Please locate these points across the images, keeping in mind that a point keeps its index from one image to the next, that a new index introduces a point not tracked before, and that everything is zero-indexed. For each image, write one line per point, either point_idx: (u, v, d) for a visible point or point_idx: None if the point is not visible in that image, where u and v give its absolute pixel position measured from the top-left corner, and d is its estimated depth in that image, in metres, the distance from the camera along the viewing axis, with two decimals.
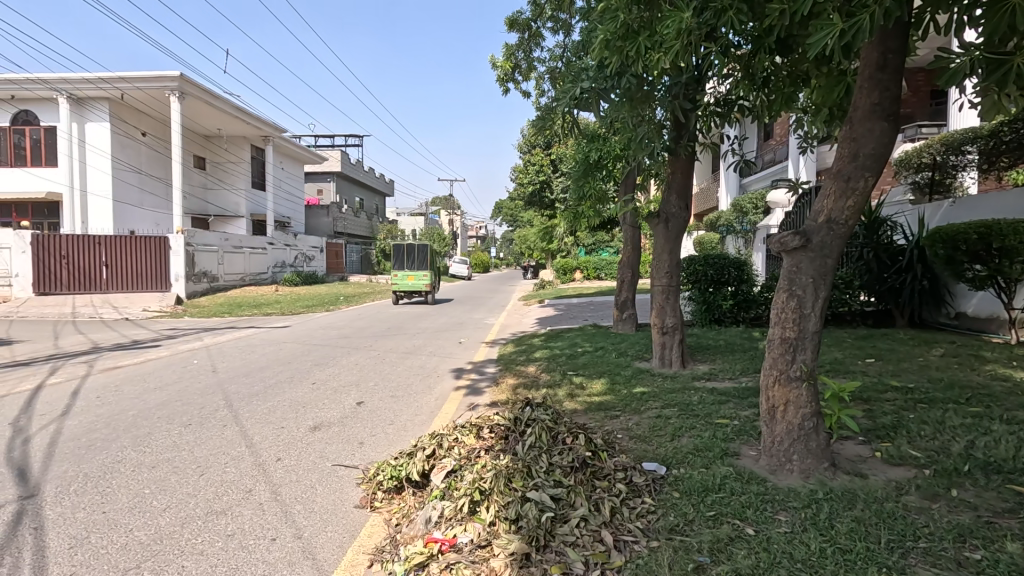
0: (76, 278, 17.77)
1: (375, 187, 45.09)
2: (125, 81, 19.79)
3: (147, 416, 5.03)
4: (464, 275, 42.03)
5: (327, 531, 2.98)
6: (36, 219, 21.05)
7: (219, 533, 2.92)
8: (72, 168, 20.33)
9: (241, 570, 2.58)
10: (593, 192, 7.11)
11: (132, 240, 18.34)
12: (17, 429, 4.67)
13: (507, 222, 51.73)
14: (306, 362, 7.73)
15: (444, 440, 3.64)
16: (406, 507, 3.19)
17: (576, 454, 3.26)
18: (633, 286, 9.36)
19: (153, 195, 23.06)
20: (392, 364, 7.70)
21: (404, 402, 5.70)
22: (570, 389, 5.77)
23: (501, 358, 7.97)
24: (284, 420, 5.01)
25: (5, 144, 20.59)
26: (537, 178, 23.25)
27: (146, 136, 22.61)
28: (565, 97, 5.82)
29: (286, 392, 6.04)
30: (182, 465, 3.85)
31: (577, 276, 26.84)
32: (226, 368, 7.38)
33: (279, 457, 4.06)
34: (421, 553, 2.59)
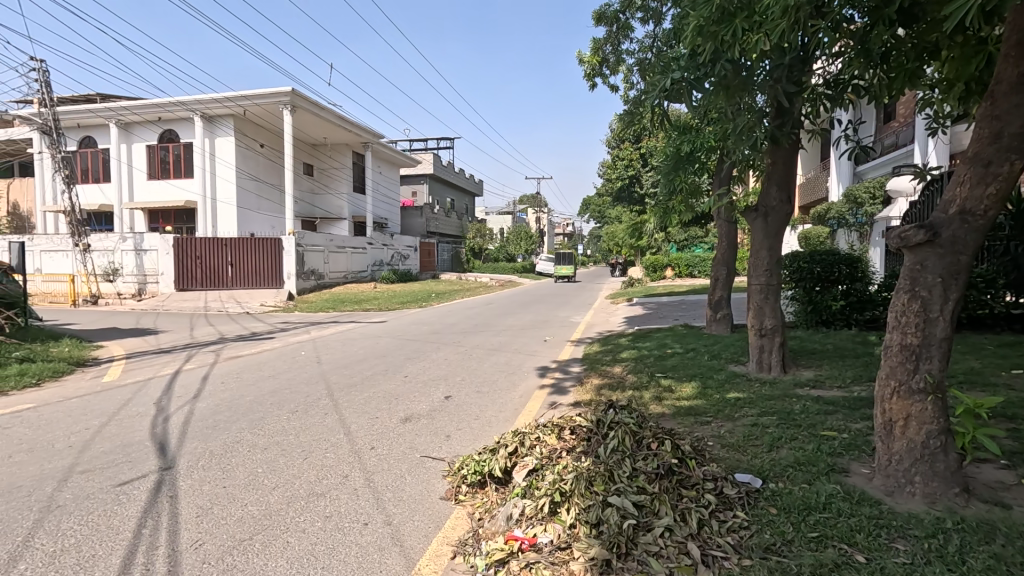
0: (208, 276, 20.08)
1: (466, 187, 46.46)
2: (247, 99, 22.02)
3: (261, 402, 5.57)
4: (551, 273, 42.28)
5: (413, 520, 3.11)
6: (177, 225, 24.09)
7: (319, 514, 3.16)
8: (205, 179, 23.00)
9: (337, 550, 2.77)
10: (685, 185, 6.63)
11: (253, 242, 20.46)
12: (159, 408, 5.36)
13: (595, 219, 51.11)
14: (399, 356, 8.14)
15: (525, 438, 3.66)
16: (488, 502, 3.25)
17: (661, 460, 3.13)
18: (728, 285, 8.84)
19: (269, 201, 25.43)
20: (479, 361, 7.86)
21: (489, 398, 5.81)
22: (656, 392, 5.54)
23: (587, 358, 7.85)
24: (378, 410, 5.31)
25: (154, 159, 23.73)
26: (626, 173, 22.63)
27: (263, 147, 24.98)
28: (652, 90, 5.63)
29: (380, 383, 6.41)
30: (289, 449, 4.22)
31: (668, 273, 25.81)
32: (329, 359, 7.98)
33: (372, 445, 4.31)
34: (502, 549, 2.64)
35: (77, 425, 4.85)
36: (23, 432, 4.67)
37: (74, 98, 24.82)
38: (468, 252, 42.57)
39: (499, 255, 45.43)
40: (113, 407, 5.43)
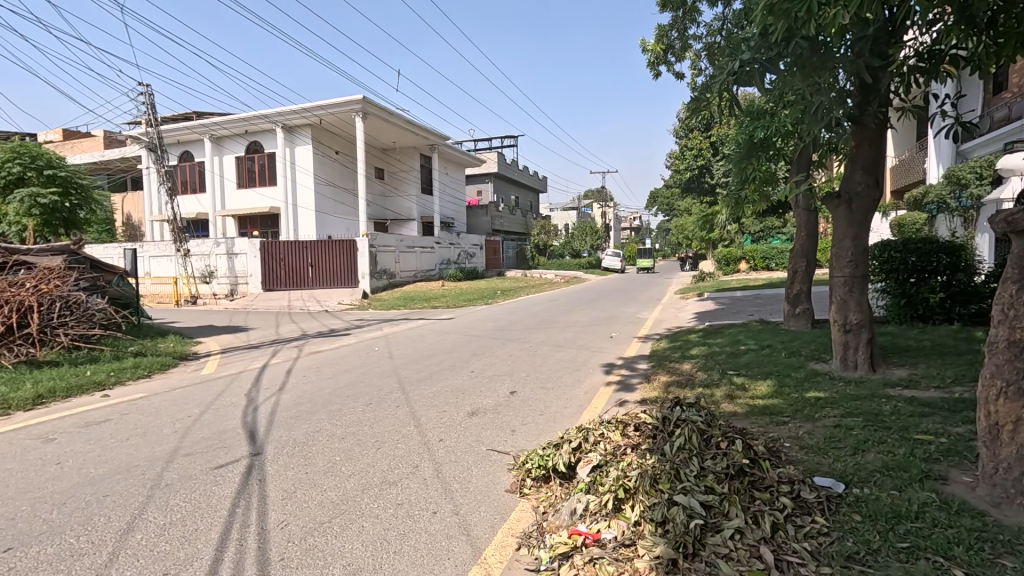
0: (291, 277, 21.47)
1: (530, 184, 46.53)
2: (322, 109, 23.32)
3: (339, 395, 5.91)
4: (617, 268, 41.53)
5: (479, 511, 3.19)
6: (263, 230, 25.95)
7: (391, 501, 3.32)
8: (287, 187, 24.60)
9: (408, 536, 2.90)
10: (759, 173, 6.37)
11: (330, 244, 21.68)
12: (250, 399, 5.83)
13: (664, 212, 49.52)
14: (466, 352, 8.33)
15: (589, 434, 3.66)
16: (553, 496, 3.27)
17: (731, 460, 3.02)
18: (808, 278, 8.33)
19: (344, 205, 26.77)
20: (544, 357, 7.89)
21: (554, 394, 5.82)
22: (729, 390, 5.32)
23: (654, 355, 7.66)
24: (446, 404, 5.47)
25: (242, 169, 25.67)
26: (695, 163, 21.70)
27: (338, 154, 26.34)
28: (721, 74, 5.40)
29: (447, 378, 6.59)
30: (363, 439, 4.45)
31: (742, 267, 24.62)
32: (400, 355, 8.32)
33: (441, 438, 4.46)
34: (565, 543, 2.66)
35: (182, 412, 5.39)
36: (137, 418, 5.23)
37: (174, 117, 27.34)
38: (533, 249, 42.71)
39: (563, 251, 45.23)
40: (210, 398, 5.96)
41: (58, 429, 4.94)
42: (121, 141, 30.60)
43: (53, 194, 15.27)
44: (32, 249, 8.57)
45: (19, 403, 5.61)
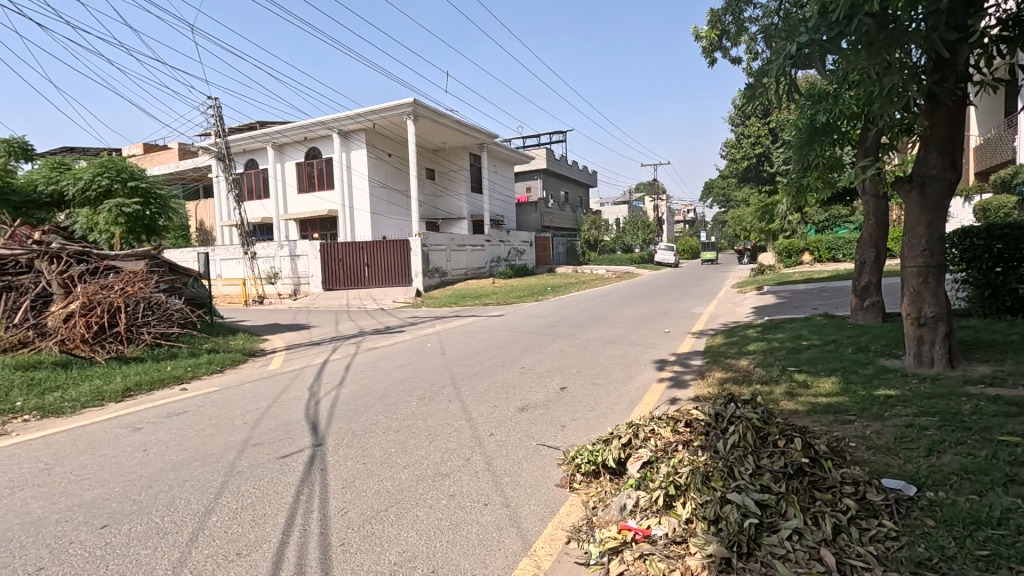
0: (348, 276, 22.32)
1: (580, 179, 46.11)
2: (375, 113, 24.10)
3: (394, 389, 6.12)
4: (671, 263, 40.49)
5: (530, 504, 3.23)
6: (322, 232, 27.12)
7: (444, 492, 3.42)
8: (343, 190, 25.57)
9: (459, 526, 2.98)
10: (823, 159, 6.03)
11: (385, 244, 22.35)
12: (311, 393, 6.14)
13: (720, 203, 47.80)
14: (516, 348, 8.39)
15: (640, 430, 3.64)
16: (602, 491, 3.26)
17: (789, 459, 2.91)
18: (878, 269, 7.84)
19: (397, 206, 27.52)
20: (595, 353, 7.83)
21: (605, 390, 5.78)
22: (789, 387, 5.10)
23: (709, 351, 7.44)
24: (497, 399, 5.55)
25: (302, 175, 26.89)
26: (752, 151, 20.02)
27: (390, 157, 27.09)
28: (777, 57, 5.14)
29: (498, 374, 6.68)
30: (418, 432, 4.60)
31: (805, 259, 23.44)
32: (452, 351, 8.49)
33: (492, 432, 4.53)
34: (615, 538, 2.66)
35: (251, 404, 5.76)
36: (212, 410, 5.63)
37: (240, 127, 28.98)
38: (584, 245, 42.36)
39: (615, 246, 44.61)
40: (276, 391, 6.32)
41: (144, 419, 5.39)
42: (194, 152, 32.78)
43: (136, 203, 16.61)
44: (119, 255, 9.36)
45: (110, 396, 6.17)
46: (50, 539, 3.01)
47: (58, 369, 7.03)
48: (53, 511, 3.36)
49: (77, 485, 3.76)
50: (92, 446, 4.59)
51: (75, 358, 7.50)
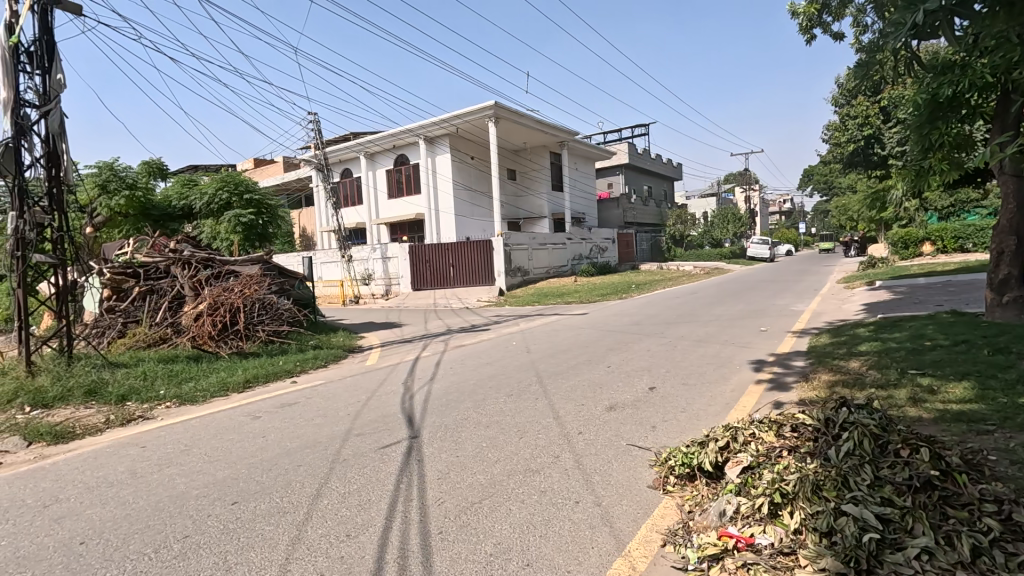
0: (435, 277, 23.16)
1: (664, 173, 44.51)
2: (458, 118, 24.85)
3: (482, 386, 6.29)
4: (765, 257, 37.96)
5: (622, 505, 3.19)
6: (410, 235, 28.40)
7: (535, 488, 3.46)
8: (429, 194, 26.59)
9: (552, 522, 3.01)
10: (949, 138, 5.48)
11: (470, 244, 22.92)
12: (406, 387, 6.47)
13: (822, 191, 43.99)
14: (601, 347, 8.28)
15: (739, 433, 3.48)
16: (699, 495, 3.14)
17: (915, 471, 2.64)
18: (1020, 260, 6.86)
19: (480, 207, 28.16)
20: (685, 352, 7.54)
21: (697, 390, 5.56)
22: (911, 392, 4.60)
23: (814, 351, 6.91)
24: (585, 397, 5.52)
25: (391, 181, 28.31)
26: (861, 133, 17.23)
27: (473, 159, 27.77)
28: (896, 28, 4.54)
29: (585, 373, 6.64)
30: (506, 428, 4.69)
31: (925, 250, 21.07)
32: (537, 349, 8.56)
33: (580, 430, 4.52)
34: (715, 545, 2.56)
35: (353, 397, 6.18)
36: (319, 401, 6.12)
37: (335, 140, 31.07)
38: (669, 240, 40.86)
39: (703, 241, 42.63)
40: (374, 385, 6.74)
41: (262, 408, 5.96)
42: (296, 164, 35.61)
43: (252, 213, 18.45)
44: (237, 260, 10.43)
45: (233, 386, 6.89)
46: (193, 511, 3.42)
47: (191, 362, 7.95)
48: (194, 487, 3.82)
49: (211, 465, 4.24)
50: (220, 431, 5.16)
51: (204, 352, 8.41)
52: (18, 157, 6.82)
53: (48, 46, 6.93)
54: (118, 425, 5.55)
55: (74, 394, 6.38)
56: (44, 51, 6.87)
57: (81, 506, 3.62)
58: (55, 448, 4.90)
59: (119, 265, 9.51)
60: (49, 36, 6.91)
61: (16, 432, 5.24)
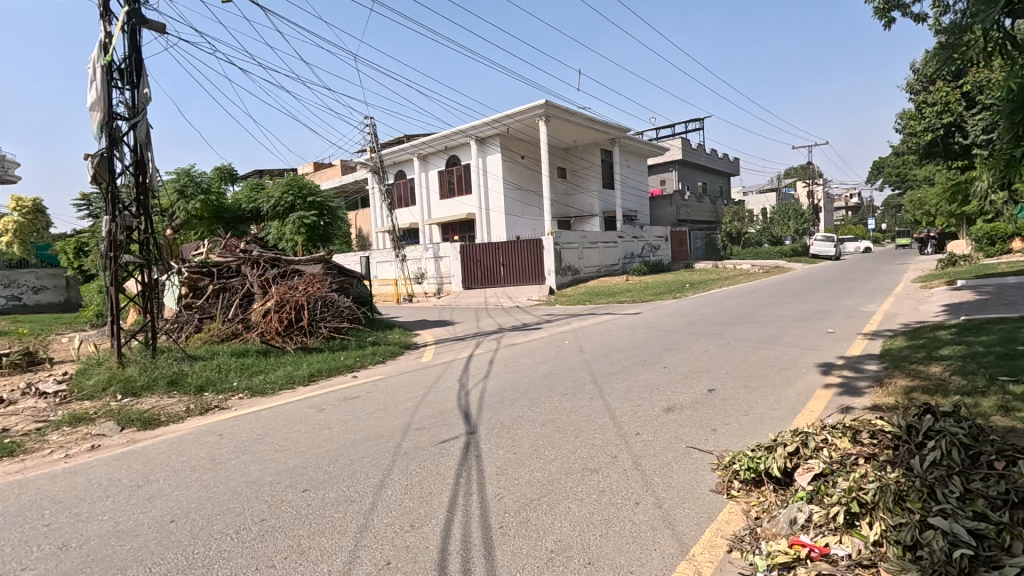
0: (485, 276, 23.42)
1: (720, 168, 43.04)
2: (509, 118, 24.99)
3: (536, 384, 6.31)
4: (830, 254, 36.01)
5: (685, 508, 3.12)
6: (462, 234, 28.83)
7: (594, 488, 3.45)
8: (480, 194, 26.90)
9: (613, 523, 2.98)
10: None
11: (520, 244, 23.02)
12: (461, 384, 6.60)
13: (895, 184, 41.21)
14: (656, 347, 8.12)
15: (810, 439, 3.34)
16: (767, 502, 3.04)
17: (1013, 485, 2.44)
18: None
19: (531, 206, 28.22)
20: (745, 354, 7.28)
21: (760, 394, 5.36)
22: (1002, 400, 4.26)
23: (888, 354, 6.51)
24: (641, 398, 5.44)
25: (443, 181, 28.82)
26: None
27: (523, 158, 27.86)
28: (987, 8, 4.21)
29: (640, 373, 6.54)
30: (562, 427, 4.69)
31: (1015, 247, 19.48)
32: (590, 349, 8.48)
33: (638, 431, 4.46)
34: (786, 553, 2.47)
35: (411, 392, 6.36)
36: (379, 396, 6.34)
37: (390, 143, 31.96)
38: (725, 238, 39.48)
39: (761, 238, 40.90)
40: (430, 381, 6.90)
41: (326, 401, 6.23)
42: (353, 167, 36.87)
43: (314, 215, 19.38)
44: (301, 260, 10.93)
45: (300, 379, 7.26)
46: (268, 496, 3.63)
47: (260, 356, 8.42)
48: (269, 474, 4.06)
49: (282, 454, 4.48)
50: (289, 422, 5.43)
51: (272, 347, 8.89)
52: (111, 166, 7.44)
53: (137, 62, 7.52)
54: (197, 413, 5.96)
55: (158, 383, 6.91)
56: (134, 67, 7.48)
57: (169, 487, 3.91)
58: (144, 434, 5.32)
59: (195, 266, 10.14)
60: (138, 54, 7.49)
61: (111, 418, 5.72)
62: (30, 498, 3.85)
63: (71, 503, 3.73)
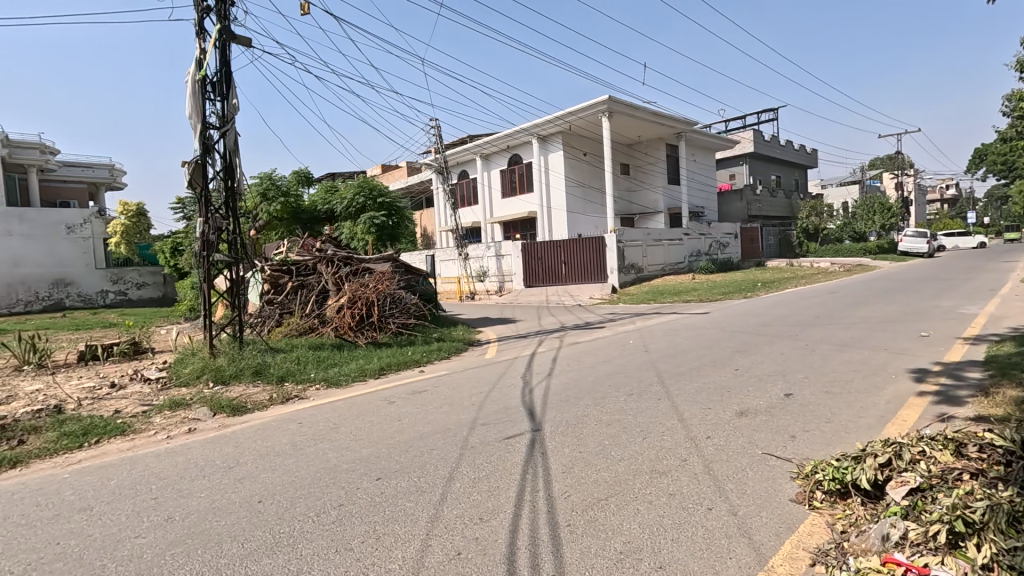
0: (547, 274, 23.43)
1: (796, 160, 40.63)
2: (572, 115, 24.81)
3: (600, 383, 6.24)
4: (922, 251, 33.09)
5: (762, 516, 2.98)
6: (523, 232, 28.97)
7: (663, 491, 3.37)
8: (542, 191, 26.89)
9: (684, 527, 2.90)
10: None
11: (582, 242, 22.86)
12: (525, 382, 6.63)
13: (1000, 173, 37.19)
14: (727, 349, 7.79)
15: (903, 450, 3.11)
16: (855, 515, 2.86)
17: None
18: None
19: (593, 203, 27.89)
20: (826, 357, 6.84)
21: (844, 400, 5.02)
22: None
23: (993, 361, 5.91)
24: (712, 401, 5.24)
25: (504, 180, 29.06)
26: None
27: (586, 155, 27.56)
28: None
29: (710, 375, 6.31)
30: (629, 427, 4.61)
31: None
32: (655, 349, 8.27)
33: (709, 435, 4.31)
34: (877, 571, 2.31)
35: (476, 388, 6.48)
36: (445, 390, 6.50)
37: (453, 143, 32.60)
38: (801, 234, 37.18)
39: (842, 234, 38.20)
40: (494, 378, 6.99)
41: (396, 394, 6.47)
42: (419, 167, 37.88)
43: (383, 215, 20.13)
44: (371, 258, 11.40)
45: (370, 373, 7.57)
46: (344, 483, 3.83)
47: (335, 350, 8.87)
48: (345, 461, 4.27)
49: (356, 443, 4.71)
50: (362, 413, 5.69)
51: (345, 341, 9.35)
52: (204, 171, 8.08)
53: (227, 75, 8.12)
54: (278, 402, 6.36)
55: (245, 373, 7.44)
56: (224, 79, 8.07)
57: (257, 470, 4.21)
58: (233, 420, 5.76)
59: (276, 265, 10.78)
60: (227, 68, 8.08)
61: (204, 404, 6.23)
62: (139, 474, 4.25)
63: (173, 480, 4.09)
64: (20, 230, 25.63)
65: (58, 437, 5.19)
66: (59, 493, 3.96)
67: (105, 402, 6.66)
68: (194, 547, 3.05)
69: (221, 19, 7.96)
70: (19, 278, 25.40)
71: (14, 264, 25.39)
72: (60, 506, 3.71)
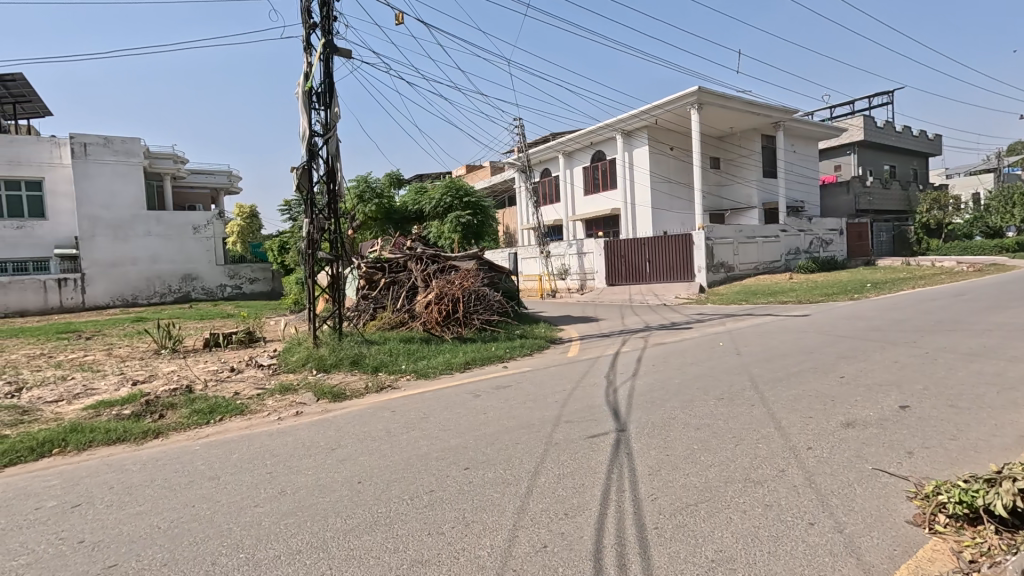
0: (630, 273, 22.89)
1: (915, 148, 36.58)
2: (659, 108, 24.02)
3: (688, 386, 6.02)
4: None
5: (872, 536, 2.76)
6: (606, 230, 28.56)
7: (758, 500, 3.20)
8: (626, 188, 26.32)
9: (783, 540, 2.75)
10: None
11: (667, 239, 22.15)
12: (609, 381, 6.56)
13: None
14: (830, 354, 7.21)
15: None
16: (987, 545, 2.57)
17: None
18: None
19: (680, 199, 26.85)
20: (951, 367, 6.13)
21: (973, 415, 4.49)
22: None
23: None
24: (812, 409, 4.89)
25: (587, 177, 28.76)
26: None
27: (673, 149, 26.55)
28: None
29: (811, 381, 5.88)
30: (719, 432, 4.42)
31: None
32: (748, 352, 7.84)
33: (810, 445, 4.03)
34: None
35: (558, 385, 6.51)
36: (528, 386, 6.60)
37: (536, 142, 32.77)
38: (919, 230, 33.39)
39: (971, 230, 33.90)
40: (577, 376, 6.99)
41: (481, 388, 6.66)
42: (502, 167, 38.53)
43: (468, 214, 20.75)
44: (457, 256, 11.79)
45: (456, 366, 7.85)
46: (434, 470, 4.01)
47: (423, 343, 9.28)
48: (434, 450, 4.48)
49: (445, 432, 4.91)
50: (449, 404, 5.92)
51: (433, 335, 9.76)
52: (309, 176, 8.77)
53: (331, 86, 8.74)
54: (374, 391, 6.79)
55: (343, 362, 8.01)
56: (327, 90, 8.70)
57: (356, 453, 4.54)
58: (334, 405, 6.23)
59: (371, 261, 11.44)
60: (331, 79, 8.70)
61: (309, 389, 6.79)
62: (256, 450, 4.73)
63: (284, 457, 4.52)
64: (158, 230, 29.06)
65: (190, 413, 5.90)
66: (194, 462, 4.52)
67: (227, 384, 7.47)
68: (304, 519, 3.35)
69: (326, 34, 8.59)
70: (157, 273, 28.93)
71: (152, 261, 28.91)
72: (194, 474, 4.23)
